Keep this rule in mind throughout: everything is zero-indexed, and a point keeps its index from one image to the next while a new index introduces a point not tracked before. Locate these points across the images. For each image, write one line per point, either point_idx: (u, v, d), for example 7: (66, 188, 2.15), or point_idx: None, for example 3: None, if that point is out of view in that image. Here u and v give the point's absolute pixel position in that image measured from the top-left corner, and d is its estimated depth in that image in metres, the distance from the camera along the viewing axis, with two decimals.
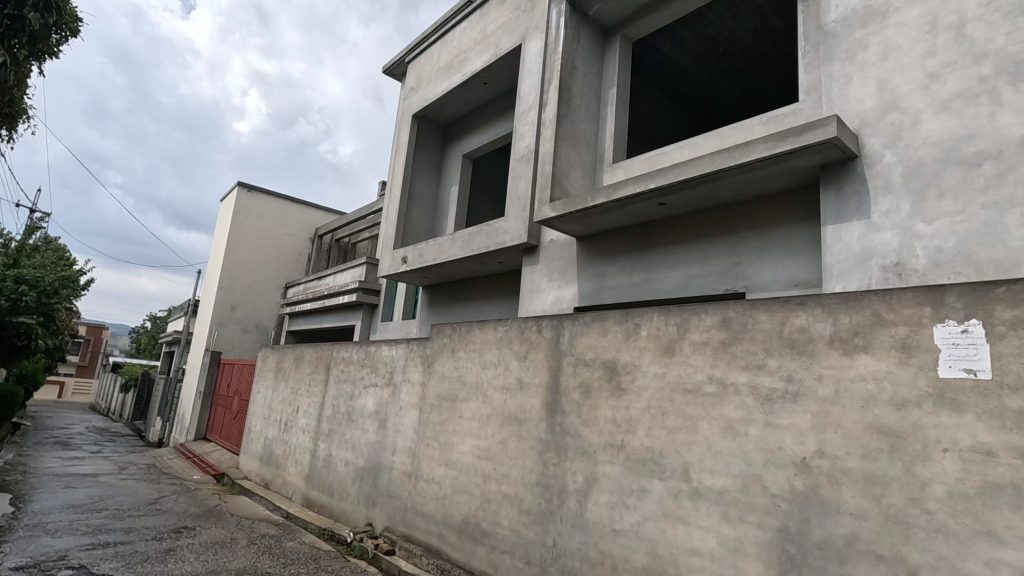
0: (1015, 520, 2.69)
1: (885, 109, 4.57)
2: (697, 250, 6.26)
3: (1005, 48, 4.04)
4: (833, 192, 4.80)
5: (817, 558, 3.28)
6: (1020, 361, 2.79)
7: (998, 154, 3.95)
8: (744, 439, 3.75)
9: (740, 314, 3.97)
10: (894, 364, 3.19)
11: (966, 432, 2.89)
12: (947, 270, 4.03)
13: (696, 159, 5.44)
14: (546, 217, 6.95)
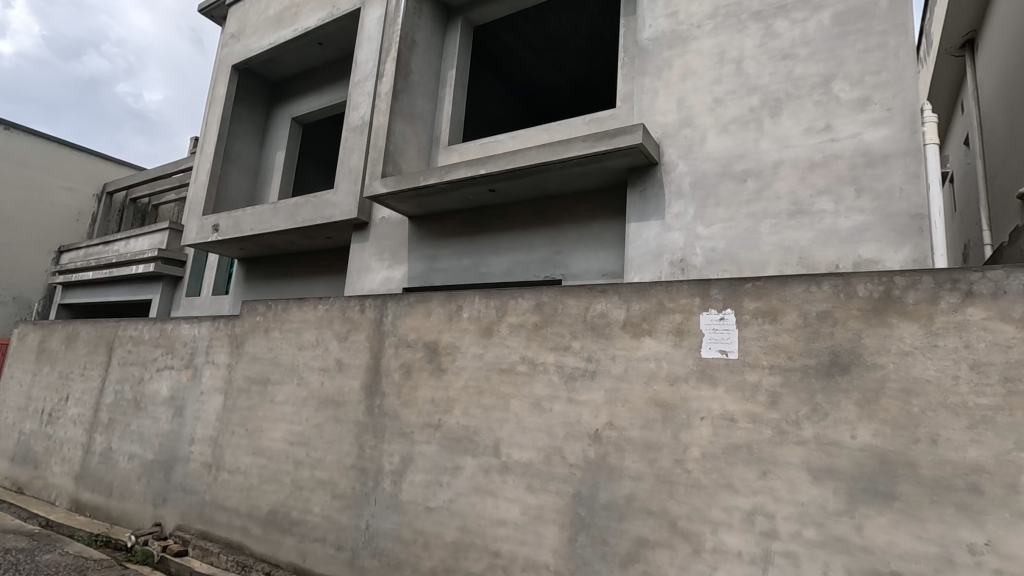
0: (746, 473, 3.30)
1: (682, 124, 5.22)
2: (522, 237, 6.56)
3: (769, 86, 4.87)
4: (637, 193, 5.36)
5: (602, 517, 3.71)
6: (758, 344, 3.42)
7: (758, 173, 4.76)
8: (549, 415, 4.07)
9: (552, 299, 4.27)
10: (671, 345, 3.70)
11: (718, 402, 3.47)
12: (718, 267, 4.76)
13: (524, 150, 5.68)
14: (377, 193, 6.71)
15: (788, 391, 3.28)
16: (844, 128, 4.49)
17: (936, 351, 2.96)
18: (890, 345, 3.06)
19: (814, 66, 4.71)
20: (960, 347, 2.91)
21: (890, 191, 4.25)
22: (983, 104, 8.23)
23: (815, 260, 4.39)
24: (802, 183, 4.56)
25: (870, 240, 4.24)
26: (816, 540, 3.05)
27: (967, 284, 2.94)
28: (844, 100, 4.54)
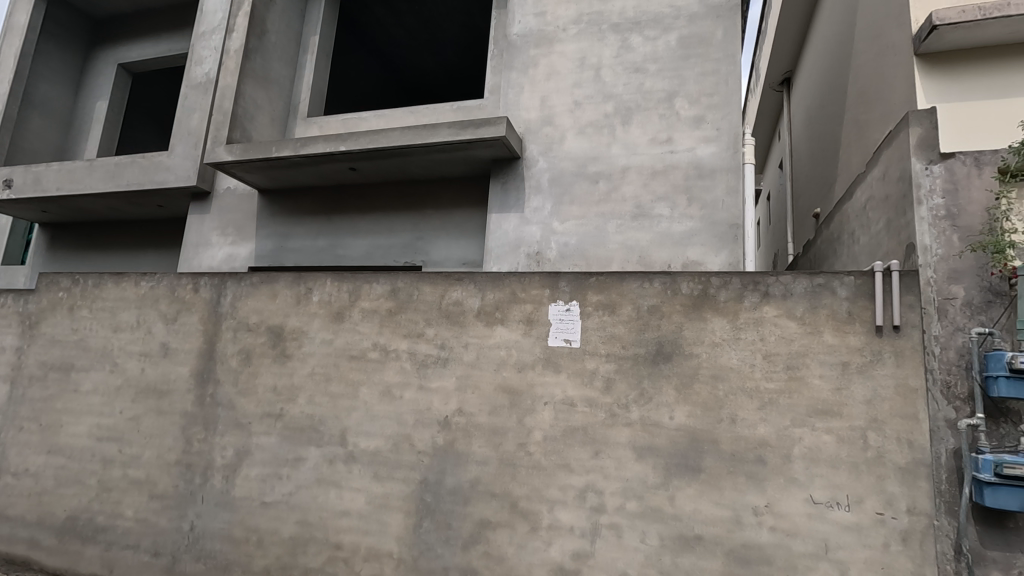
0: (581, 453, 3.57)
1: (543, 122, 5.42)
2: (383, 220, 6.36)
3: (623, 95, 5.24)
4: (499, 185, 5.46)
5: (448, 502, 3.78)
6: (597, 334, 3.69)
7: (609, 176, 5.11)
8: (399, 402, 4.01)
9: (408, 285, 4.19)
10: (520, 334, 3.85)
11: (560, 388, 3.69)
12: (569, 262, 5.05)
13: (388, 130, 5.49)
14: (220, 159, 6.05)
15: (620, 377, 3.59)
16: (682, 142, 4.98)
17: (739, 343, 3.42)
18: (705, 337, 3.48)
19: (661, 82, 5.16)
20: (757, 339, 3.39)
21: (714, 202, 4.80)
22: (794, 135, 9.68)
23: (652, 259, 4.84)
24: (645, 188, 4.99)
25: (697, 244, 4.76)
26: (636, 512, 3.40)
27: (765, 287, 3.43)
28: (683, 116, 5.04)
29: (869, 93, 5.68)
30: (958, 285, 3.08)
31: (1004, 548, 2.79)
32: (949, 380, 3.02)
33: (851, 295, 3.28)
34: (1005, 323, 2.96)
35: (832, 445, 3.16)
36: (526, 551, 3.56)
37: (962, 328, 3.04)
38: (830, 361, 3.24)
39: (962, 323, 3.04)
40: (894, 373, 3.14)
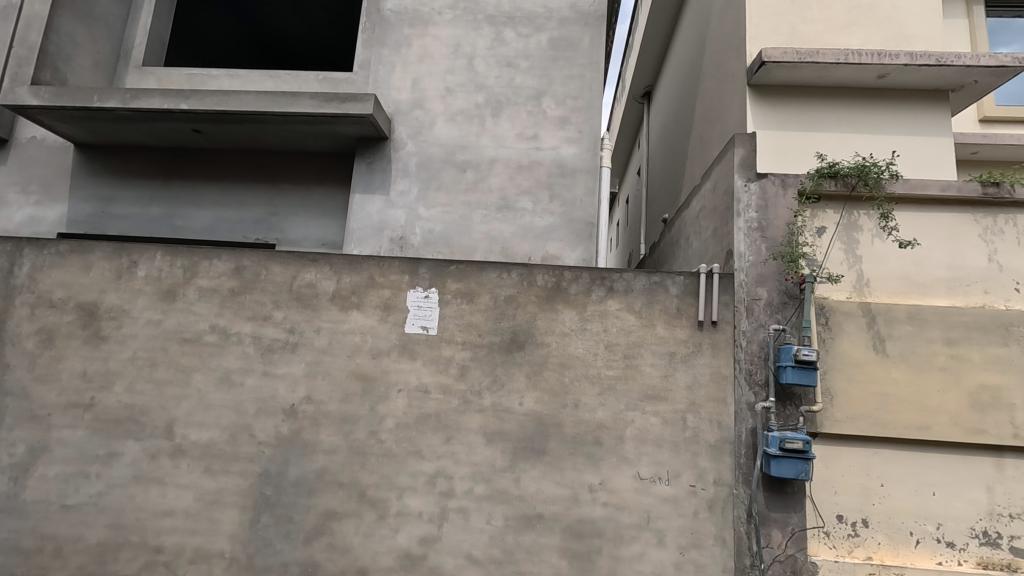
0: (432, 440, 3.59)
1: (414, 104, 5.31)
2: (232, 191, 5.79)
3: (494, 88, 5.31)
4: (364, 164, 5.25)
5: (290, 494, 3.58)
6: (455, 322, 3.73)
7: (477, 166, 5.17)
8: (239, 390, 3.71)
9: (254, 264, 3.87)
10: (377, 320, 3.76)
11: (415, 375, 3.68)
12: (433, 249, 5.03)
13: (241, 92, 4.98)
14: (20, 102, 5.05)
15: (475, 364, 3.67)
16: (547, 140, 5.18)
17: (585, 333, 3.66)
18: (555, 327, 3.68)
19: (530, 80, 5.31)
20: (600, 330, 3.66)
21: (573, 200, 5.06)
22: (650, 146, 10.55)
23: (514, 251, 4.99)
24: (511, 182, 5.12)
25: (555, 239, 4.99)
26: (483, 495, 3.52)
27: (610, 283, 3.71)
28: (549, 115, 5.24)
29: (711, 115, 6.37)
30: (762, 288, 3.60)
31: (783, 509, 3.34)
32: (751, 369, 3.52)
33: (681, 293, 3.67)
34: (794, 321, 3.53)
35: (658, 426, 3.53)
36: (372, 540, 3.50)
37: (763, 324, 3.56)
38: (660, 351, 3.61)
39: (763, 321, 3.56)
40: (711, 362, 3.58)
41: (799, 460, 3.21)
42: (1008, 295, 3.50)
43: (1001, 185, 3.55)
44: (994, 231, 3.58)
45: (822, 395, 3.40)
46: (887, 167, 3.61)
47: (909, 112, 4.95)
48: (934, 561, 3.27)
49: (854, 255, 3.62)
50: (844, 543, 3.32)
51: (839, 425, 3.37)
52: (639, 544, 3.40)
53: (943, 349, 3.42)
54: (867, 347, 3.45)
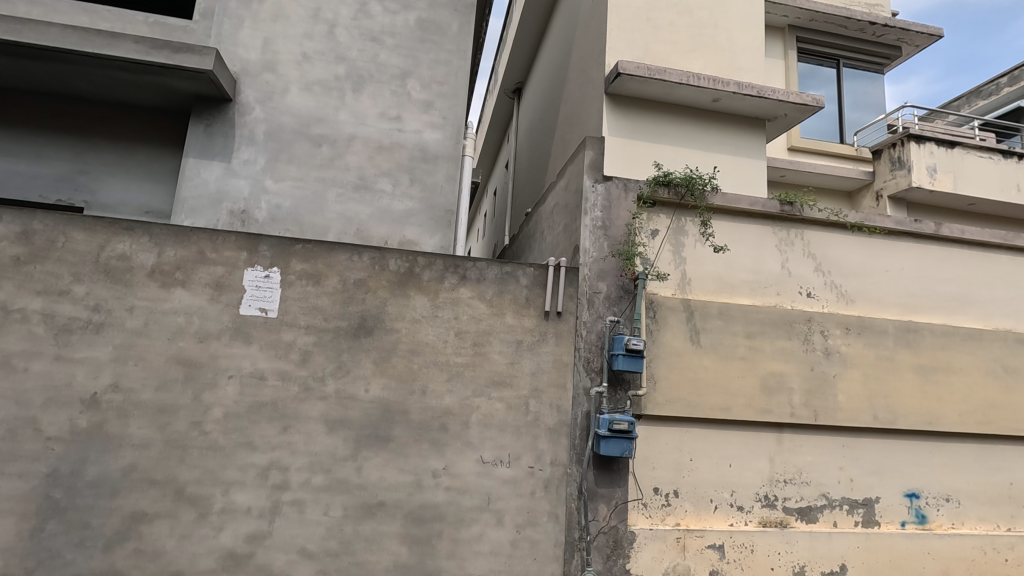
0: (267, 430, 3.35)
1: (264, 67, 4.87)
2: (25, 141, 4.84)
3: (356, 62, 5.05)
4: (201, 127, 4.71)
5: (87, 496, 3.12)
6: (298, 304, 3.50)
7: (333, 141, 4.89)
8: (22, 377, 3.13)
9: (49, 229, 3.27)
10: (206, 299, 3.40)
11: (249, 360, 3.40)
12: (279, 226, 4.68)
13: (41, 22, 4.17)
14: None
15: (319, 350, 3.49)
16: (410, 123, 5.06)
17: (436, 320, 3.66)
18: (406, 313, 3.63)
19: (395, 58, 5.14)
20: (451, 318, 3.68)
21: (434, 186, 5.01)
22: (518, 141, 10.84)
23: (370, 234, 4.82)
24: (369, 162, 4.92)
25: (413, 224, 4.90)
26: (322, 485, 3.36)
27: (463, 271, 3.75)
28: (413, 97, 5.11)
29: (572, 118, 6.71)
30: (602, 282, 3.89)
31: (609, 484, 3.65)
32: (589, 356, 3.80)
33: (530, 284, 3.82)
34: (627, 314, 3.88)
35: (502, 411, 3.65)
36: (189, 541, 3.18)
37: (601, 316, 3.86)
38: (508, 339, 3.73)
39: (601, 312, 3.86)
40: (554, 350, 3.78)
41: (624, 440, 3.55)
42: (794, 297, 4.16)
43: (794, 205, 4.20)
44: (787, 243, 4.23)
45: (647, 380, 3.78)
46: (710, 181, 4.09)
47: (734, 135, 5.69)
48: (727, 523, 3.81)
49: (680, 256, 4.06)
50: (659, 512, 3.73)
51: (660, 407, 3.77)
52: (479, 525, 3.50)
53: (743, 340, 3.97)
54: (685, 338, 3.89)
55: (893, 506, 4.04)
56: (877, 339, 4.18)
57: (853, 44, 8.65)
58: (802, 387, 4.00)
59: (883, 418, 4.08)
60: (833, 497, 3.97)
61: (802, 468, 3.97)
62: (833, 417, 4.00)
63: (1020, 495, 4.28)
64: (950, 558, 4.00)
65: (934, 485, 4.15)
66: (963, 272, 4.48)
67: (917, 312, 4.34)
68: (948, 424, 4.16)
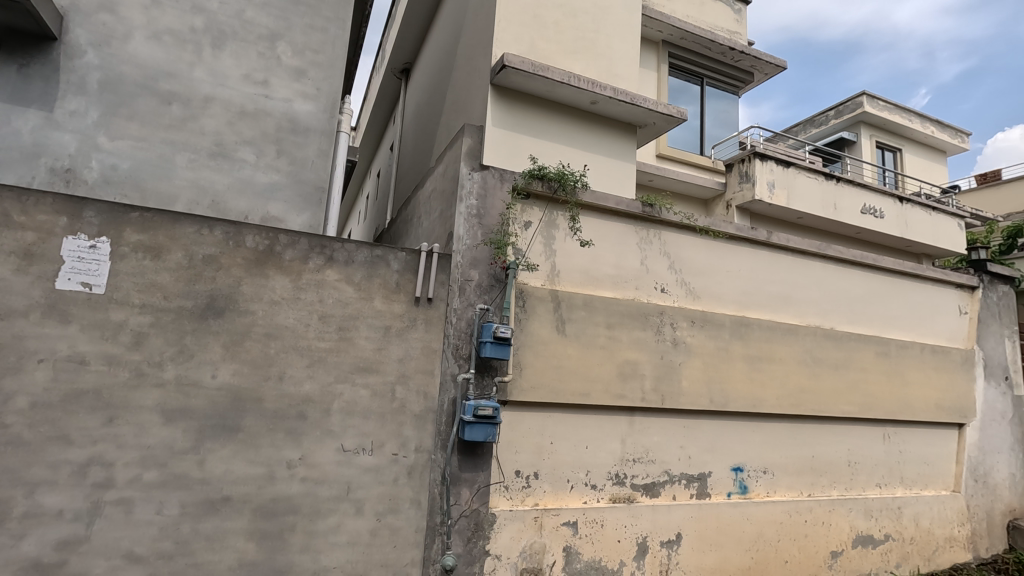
0: (86, 421, 2.96)
1: (100, 6, 4.23)
2: None
3: (217, 15, 4.57)
4: (14, 66, 3.99)
5: None
6: (132, 280, 3.11)
7: (185, 101, 4.39)
8: None
9: None
10: (10, 271, 2.91)
11: (66, 342, 2.97)
12: (114, 190, 4.13)
13: None
14: None
15: (156, 332, 3.13)
16: (278, 89, 4.69)
17: (297, 303, 3.45)
18: (263, 294, 3.37)
19: (264, 17, 4.72)
20: (314, 301, 3.49)
21: (304, 161, 4.69)
22: (404, 124, 10.53)
23: (227, 207, 4.41)
24: (229, 128, 4.49)
25: (279, 199, 4.56)
26: (154, 482, 3.03)
27: (330, 252, 3.57)
28: (283, 63, 4.74)
29: (458, 105, 6.66)
30: (474, 270, 3.93)
31: (472, 469, 3.71)
32: (458, 344, 3.81)
33: (401, 269, 3.74)
34: (497, 303, 3.96)
35: (366, 398, 3.55)
36: None
37: (472, 304, 3.89)
38: (375, 324, 3.62)
39: (472, 300, 3.89)
40: (423, 337, 3.75)
41: (488, 425, 3.64)
42: (649, 292, 4.52)
43: (654, 206, 4.55)
44: (646, 242, 4.58)
45: (513, 367, 3.89)
46: (580, 178, 4.28)
47: (609, 139, 6.06)
48: (582, 500, 4.06)
49: (550, 248, 4.21)
50: (519, 493, 3.88)
51: (524, 393, 3.91)
52: (336, 516, 3.38)
53: (604, 330, 4.23)
54: (551, 328, 4.06)
55: (722, 479, 4.58)
56: (716, 332, 4.68)
57: (715, 66, 9.57)
58: (653, 374, 4.37)
59: (718, 402, 4.58)
60: (674, 473, 4.40)
61: (649, 448, 4.34)
62: (677, 401, 4.42)
63: (819, 465, 5.06)
64: (765, 522, 4.62)
65: (755, 459, 4.76)
66: (786, 276, 5.17)
67: (749, 309, 4.93)
68: (769, 407, 4.79)
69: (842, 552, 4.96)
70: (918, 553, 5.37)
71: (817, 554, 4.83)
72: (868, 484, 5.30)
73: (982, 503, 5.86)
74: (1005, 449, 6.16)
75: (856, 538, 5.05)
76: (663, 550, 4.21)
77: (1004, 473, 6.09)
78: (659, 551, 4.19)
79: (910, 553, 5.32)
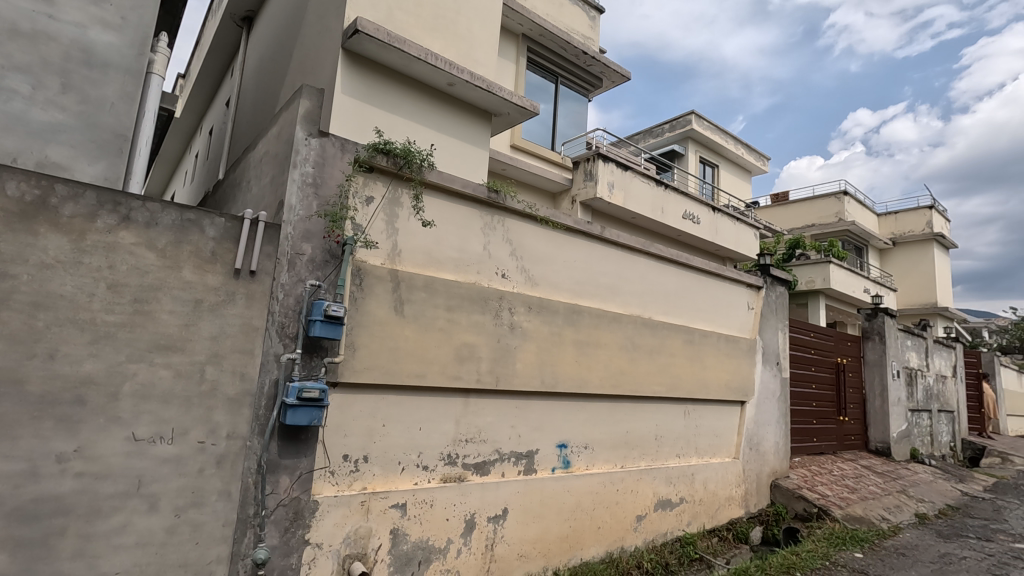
0: None
1: None
2: None
3: None
4: None
5: None
6: None
7: None
8: None
9: None
10: None
11: None
12: None
13: None
14: None
15: None
16: (66, 12, 3.90)
17: (78, 269, 2.91)
18: (30, 256, 2.79)
19: None
20: (102, 267, 2.98)
21: (101, 103, 3.96)
22: (243, 79, 9.47)
23: None
24: None
25: (62, 144, 3.79)
26: None
27: (127, 211, 3.06)
28: None
29: (306, 66, 6.16)
30: (307, 244, 3.66)
31: (294, 455, 3.48)
32: (283, 322, 3.53)
33: (218, 237, 3.34)
34: (331, 279, 3.74)
35: (167, 380, 3.13)
36: None
37: (302, 280, 3.62)
38: (182, 297, 3.20)
39: (303, 275, 3.63)
40: (242, 313, 3.40)
41: (313, 408, 3.43)
42: (491, 276, 4.62)
43: (499, 193, 4.65)
44: (490, 227, 4.66)
45: (345, 348, 3.72)
46: (427, 157, 4.21)
47: (463, 122, 6.17)
48: (412, 482, 4.04)
49: (392, 227, 4.09)
50: (346, 478, 3.74)
51: (356, 374, 3.76)
52: (122, 514, 2.94)
53: (443, 313, 4.23)
54: (388, 308, 3.95)
55: (547, 456, 4.88)
56: (550, 317, 4.94)
57: (569, 67, 10.06)
58: (489, 356, 4.48)
59: (548, 383, 4.86)
60: (504, 451, 4.58)
61: (481, 428, 4.46)
62: (510, 382, 4.59)
63: (632, 440, 5.64)
64: (583, 492, 5.04)
65: (578, 436, 5.15)
66: (615, 269, 5.64)
67: (582, 297, 5.29)
68: (592, 387, 5.20)
69: (645, 515, 5.59)
70: (705, 512, 6.27)
71: (625, 518, 5.39)
72: (670, 455, 6.05)
73: (754, 467, 7.01)
74: (773, 422, 7.43)
75: (657, 502, 5.73)
76: (489, 525, 4.37)
77: (772, 442, 7.35)
78: (485, 526, 4.34)
79: (698, 512, 6.18)
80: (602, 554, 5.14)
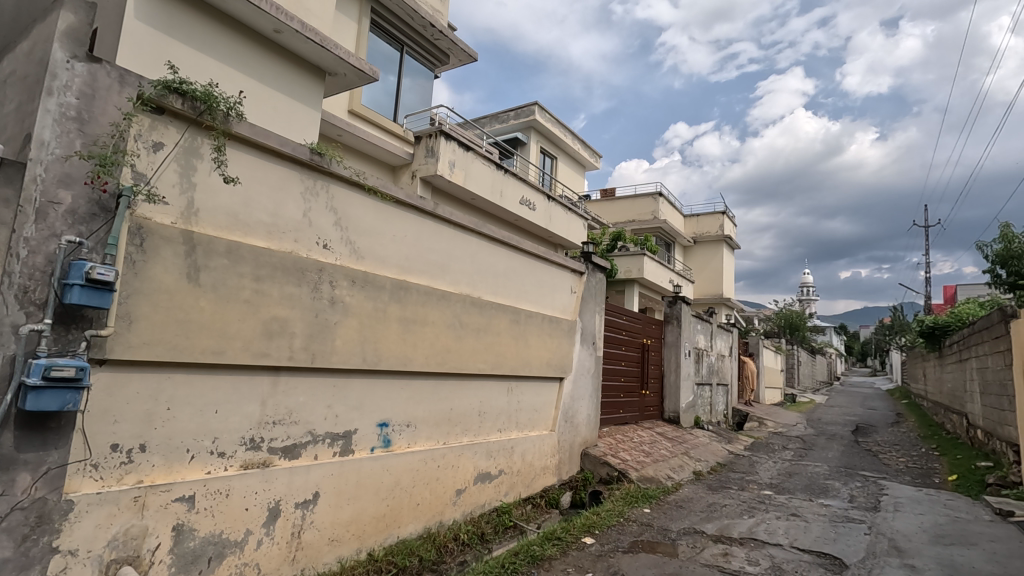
0: None
1: None
2: None
3: None
4: None
5: None
6: None
7: None
8: None
9: None
10: None
11: None
12: None
13: None
14: None
15: None
16: None
17: None
18: None
19: None
20: None
21: None
22: None
23: None
24: None
25: None
26: None
27: None
28: None
29: None
30: (65, 191, 2.99)
31: (38, 448, 2.85)
32: (27, 285, 2.84)
33: None
34: (98, 236, 3.10)
35: None
36: None
37: (56, 234, 2.95)
38: None
39: (58, 229, 2.96)
40: None
41: (67, 391, 2.85)
42: (310, 246, 4.26)
43: (323, 156, 4.28)
44: (311, 193, 4.29)
45: (117, 319, 3.13)
46: (234, 105, 3.70)
47: (287, 74, 5.73)
48: (203, 471, 3.59)
49: (188, 180, 3.54)
50: (114, 472, 3.19)
51: (132, 351, 3.20)
52: None
53: (250, 283, 3.80)
54: (179, 275, 3.41)
55: (366, 436, 4.70)
56: (374, 293, 4.73)
57: (415, 37, 9.70)
58: (304, 332, 4.15)
59: (368, 361, 4.66)
60: (318, 433, 4.31)
61: (292, 409, 4.14)
62: (327, 359, 4.31)
63: (454, 417, 5.71)
64: (402, 471, 4.97)
65: (399, 414, 5.05)
66: (446, 247, 5.60)
67: (409, 273, 5.16)
68: (416, 365, 5.13)
69: (465, 489, 5.72)
70: (521, 482, 6.63)
71: (443, 492, 5.45)
72: (491, 430, 6.26)
73: (567, 437, 7.58)
74: (587, 397, 8.12)
75: (476, 475, 5.90)
76: (297, 511, 4.08)
77: (584, 414, 8.02)
78: (293, 513, 4.05)
79: (515, 483, 6.52)
80: (419, 531, 5.14)
